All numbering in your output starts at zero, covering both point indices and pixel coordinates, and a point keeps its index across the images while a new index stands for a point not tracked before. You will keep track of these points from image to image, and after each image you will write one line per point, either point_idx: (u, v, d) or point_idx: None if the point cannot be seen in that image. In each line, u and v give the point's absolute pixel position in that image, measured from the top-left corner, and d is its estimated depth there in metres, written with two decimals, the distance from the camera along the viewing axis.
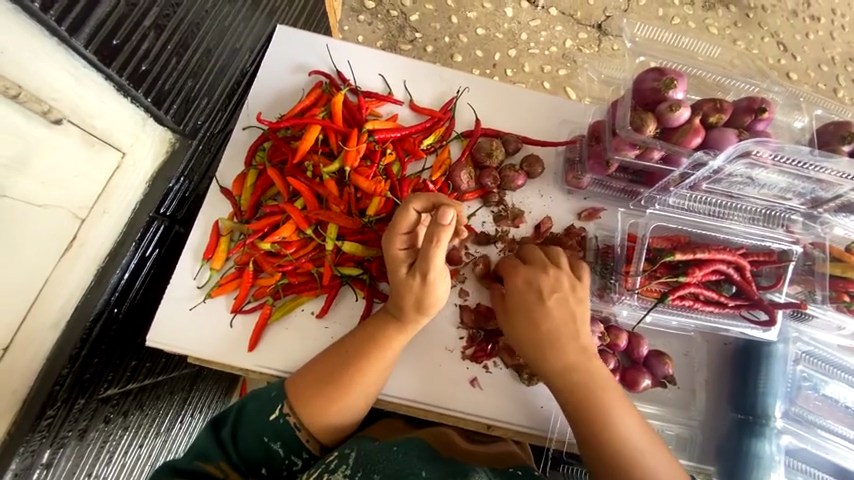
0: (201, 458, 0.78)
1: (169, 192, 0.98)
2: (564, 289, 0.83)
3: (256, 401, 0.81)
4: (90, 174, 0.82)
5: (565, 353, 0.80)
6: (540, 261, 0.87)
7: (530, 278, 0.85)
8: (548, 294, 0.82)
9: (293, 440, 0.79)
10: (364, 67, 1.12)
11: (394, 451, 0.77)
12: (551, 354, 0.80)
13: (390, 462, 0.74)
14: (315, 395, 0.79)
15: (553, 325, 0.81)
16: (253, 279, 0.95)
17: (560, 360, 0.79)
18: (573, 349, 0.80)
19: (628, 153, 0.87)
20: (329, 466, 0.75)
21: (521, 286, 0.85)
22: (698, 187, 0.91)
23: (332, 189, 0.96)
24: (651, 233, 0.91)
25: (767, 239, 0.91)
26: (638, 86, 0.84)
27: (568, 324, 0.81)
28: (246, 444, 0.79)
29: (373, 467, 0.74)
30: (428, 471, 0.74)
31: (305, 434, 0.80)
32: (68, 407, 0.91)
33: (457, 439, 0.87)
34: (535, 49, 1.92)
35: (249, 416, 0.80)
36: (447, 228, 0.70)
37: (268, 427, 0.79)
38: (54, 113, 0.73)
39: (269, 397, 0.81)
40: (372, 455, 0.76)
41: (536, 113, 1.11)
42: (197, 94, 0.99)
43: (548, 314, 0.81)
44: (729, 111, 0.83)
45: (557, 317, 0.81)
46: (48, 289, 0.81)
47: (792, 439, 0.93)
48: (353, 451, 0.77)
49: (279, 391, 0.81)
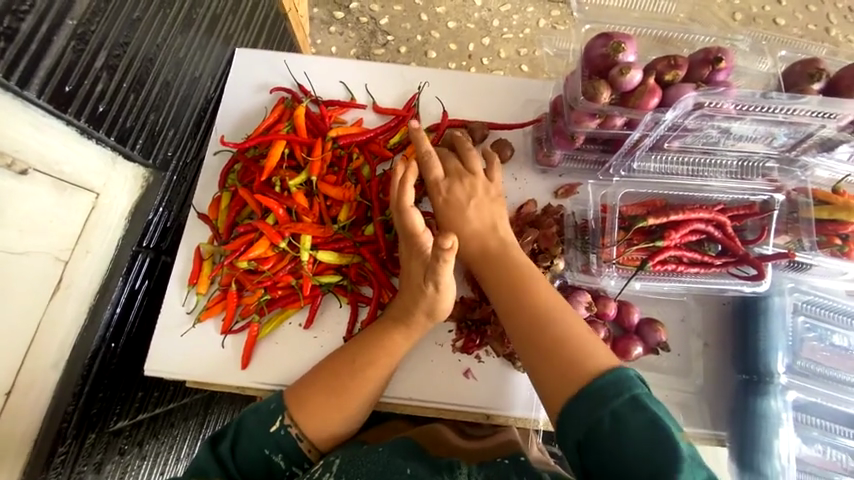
0: (198, 474, 0.76)
1: (150, 224, 1.03)
2: (480, 196, 0.87)
3: (256, 415, 0.81)
4: (66, 217, 0.84)
5: (484, 242, 0.85)
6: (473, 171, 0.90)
7: (450, 191, 0.88)
8: (466, 204, 0.87)
9: (295, 451, 0.80)
10: (323, 77, 1.13)
11: (379, 453, 0.77)
12: (470, 242, 0.86)
13: (374, 464, 0.75)
14: (317, 399, 0.80)
15: (468, 220, 0.86)
16: (237, 299, 0.96)
17: (477, 247, 0.85)
18: (491, 237, 0.86)
19: (589, 123, 0.85)
20: (313, 475, 0.75)
21: (441, 204, 0.88)
22: (664, 147, 0.88)
23: (300, 200, 0.98)
24: (623, 201, 0.90)
25: (746, 192, 0.89)
26: (588, 54, 0.82)
27: (485, 223, 0.86)
28: (246, 458, 0.78)
29: (356, 471, 0.73)
30: (413, 467, 0.74)
31: (307, 445, 0.80)
32: (80, 443, 0.95)
33: (451, 438, 0.88)
34: (508, 34, 1.90)
35: (248, 431, 0.80)
36: (451, 251, 0.69)
37: (269, 440, 0.79)
38: (18, 164, 0.74)
39: (268, 410, 0.81)
40: (356, 460, 0.76)
41: (500, 97, 1.10)
42: (163, 126, 1.02)
43: (466, 219, 0.86)
44: (685, 66, 0.81)
45: (474, 219, 0.86)
46: (42, 332, 0.84)
47: (799, 394, 0.90)
48: (338, 458, 0.76)
49: (280, 404, 0.81)
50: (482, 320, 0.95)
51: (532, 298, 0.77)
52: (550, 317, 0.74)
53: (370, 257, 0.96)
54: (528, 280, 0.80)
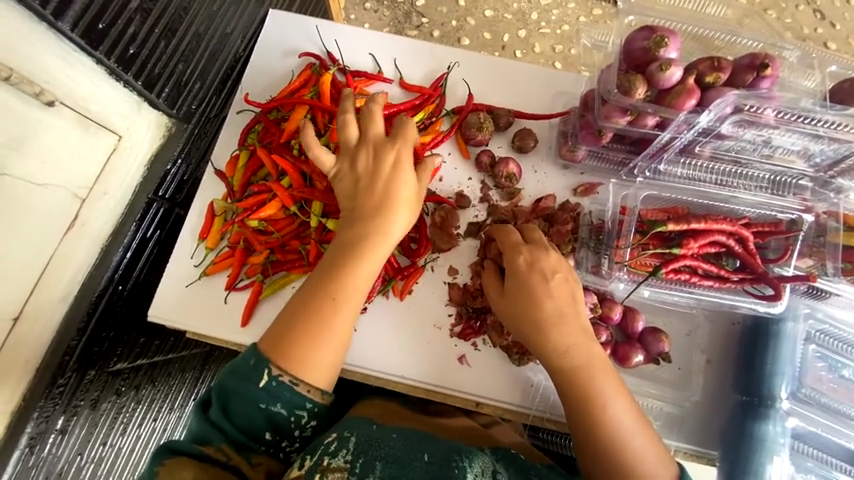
0: (200, 441, 0.75)
1: (167, 175, 1.04)
2: (564, 271, 0.80)
3: (237, 375, 0.76)
4: (87, 155, 0.86)
5: (566, 326, 0.77)
6: (541, 243, 0.82)
7: (535, 260, 0.80)
8: (551, 274, 0.79)
9: (292, 397, 0.75)
10: (353, 46, 1.12)
11: (395, 438, 0.76)
12: (552, 330, 0.76)
13: (392, 448, 0.73)
14: (305, 344, 0.75)
15: (555, 306, 0.77)
16: (245, 256, 0.97)
17: (563, 337, 0.76)
18: (573, 327, 0.77)
19: (619, 120, 0.83)
20: (328, 448, 0.72)
21: (523, 267, 0.80)
22: (694, 152, 0.86)
23: (316, 166, 0.97)
24: (643, 204, 0.88)
25: (774, 208, 0.86)
26: (628, 47, 0.79)
27: (567, 302, 0.78)
28: (242, 417, 0.75)
29: (375, 453, 0.72)
30: (430, 454, 0.74)
31: (305, 386, 0.75)
32: (80, 377, 0.98)
33: (438, 420, 0.90)
34: (546, 29, 1.85)
35: (234, 392, 0.75)
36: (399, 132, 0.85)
37: (261, 395, 0.74)
38: (47, 95, 0.77)
39: (248, 367, 0.76)
40: (372, 442, 0.74)
41: (530, 85, 1.07)
42: (190, 78, 1.03)
43: (551, 294, 0.78)
44: (728, 69, 0.78)
45: (558, 297, 0.78)
46: (54, 265, 0.86)
47: (800, 422, 0.87)
48: (353, 436, 0.74)
49: (259, 358, 0.76)
50: (483, 308, 0.95)
51: (606, 415, 0.73)
52: (613, 424, 0.72)
53: None
54: (601, 387, 0.74)
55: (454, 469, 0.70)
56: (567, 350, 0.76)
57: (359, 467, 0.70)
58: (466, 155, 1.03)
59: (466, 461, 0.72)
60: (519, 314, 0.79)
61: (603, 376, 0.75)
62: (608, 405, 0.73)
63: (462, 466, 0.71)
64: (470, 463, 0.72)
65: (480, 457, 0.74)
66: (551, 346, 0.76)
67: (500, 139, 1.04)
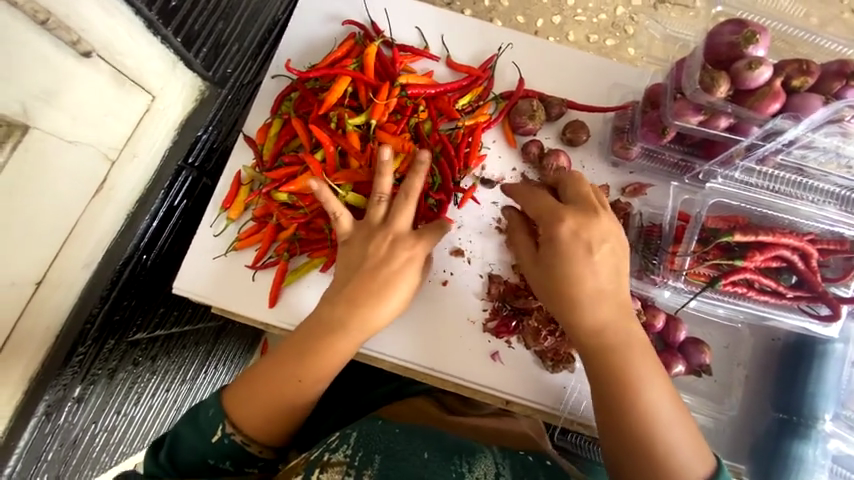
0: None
1: (197, 141, 0.98)
2: (615, 241, 0.70)
3: (193, 421, 0.72)
4: (120, 114, 0.81)
5: (602, 304, 0.68)
6: (591, 206, 0.72)
7: (582, 225, 0.69)
8: (598, 245, 0.69)
9: (243, 456, 0.71)
10: (400, 18, 1.04)
11: (397, 433, 0.71)
12: (589, 305, 0.68)
13: (392, 442, 0.68)
14: (261, 414, 0.70)
15: (598, 279, 0.69)
16: (275, 233, 0.93)
17: (596, 311, 0.68)
18: (610, 303, 0.69)
19: (691, 119, 0.78)
20: (330, 445, 0.69)
21: (567, 236, 0.69)
22: (769, 161, 0.81)
23: (354, 142, 0.91)
24: (709, 210, 0.84)
25: (840, 225, 0.82)
26: (712, 40, 0.74)
27: (611, 282, 0.69)
28: (188, 465, 0.71)
29: (375, 446, 0.67)
30: (431, 452, 0.68)
31: (256, 447, 0.71)
32: (99, 347, 0.94)
33: (447, 415, 0.86)
34: (582, 16, 1.61)
35: (185, 439, 0.71)
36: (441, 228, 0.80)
37: (210, 450, 0.71)
38: (84, 44, 0.71)
39: (206, 417, 0.72)
40: (373, 435, 0.69)
41: (584, 75, 1.01)
42: (228, 38, 0.99)
43: (596, 271, 0.68)
44: (816, 74, 0.72)
45: (603, 271, 0.69)
46: (79, 230, 0.82)
47: (841, 445, 0.86)
48: (355, 431, 0.71)
49: (216, 410, 0.72)
50: (522, 310, 0.92)
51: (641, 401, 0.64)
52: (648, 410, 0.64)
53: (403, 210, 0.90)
54: (638, 371, 0.66)
55: (452, 473, 0.65)
56: (602, 328, 0.68)
57: (358, 461, 0.65)
58: (513, 145, 0.98)
59: (466, 467, 0.67)
60: (549, 284, 0.71)
61: (642, 365, 0.66)
62: (645, 390, 0.65)
63: (461, 471, 0.65)
64: (470, 469, 0.67)
65: (482, 456, 0.71)
66: (584, 319, 0.68)
67: (549, 130, 0.99)
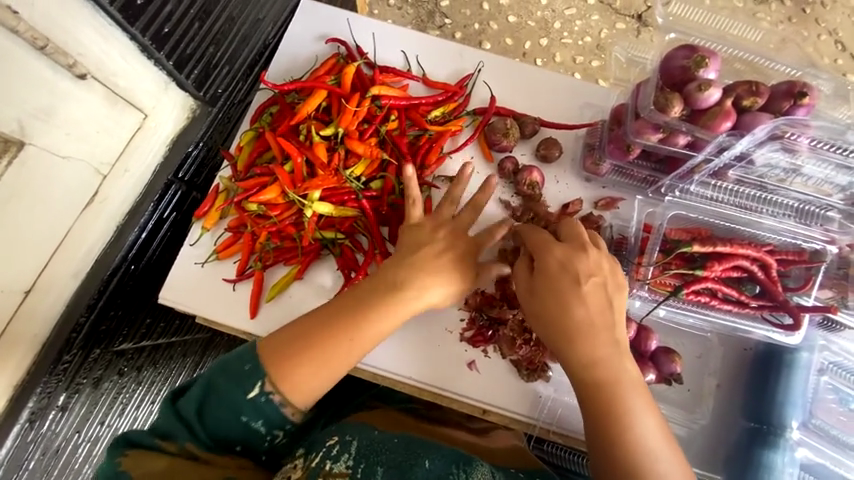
0: (163, 437, 0.69)
1: (188, 157, 1.04)
2: (603, 274, 0.72)
3: (225, 375, 0.70)
4: (111, 130, 0.87)
5: (595, 339, 0.69)
6: (580, 240, 0.74)
7: (569, 259, 0.72)
8: (585, 278, 0.71)
9: (276, 417, 0.70)
10: (383, 41, 1.10)
11: (395, 442, 0.73)
12: (581, 340, 0.69)
13: (392, 453, 0.70)
14: (305, 371, 0.70)
15: (587, 312, 0.70)
16: (253, 244, 0.96)
17: (586, 348, 0.69)
18: (603, 340, 0.70)
19: (651, 136, 0.82)
20: (330, 452, 0.69)
21: (555, 267, 0.72)
22: (724, 175, 0.86)
23: (319, 152, 0.95)
24: (669, 223, 0.88)
25: (799, 237, 0.86)
26: (666, 64, 0.79)
27: (600, 315, 0.70)
28: (214, 423, 0.69)
29: (376, 458, 0.68)
30: (431, 462, 0.69)
31: (291, 409, 0.70)
32: (85, 354, 0.98)
33: (442, 429, 0.90)
34: (568, 39, 1.69)
35: (217, 391, 0.70)
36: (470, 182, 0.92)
37: (247, 407, 0.69)
38: (79, 68, 0.77)
39: (242, 371, 0.70)
40: (374, 446, 0.71)
41: (558, 95, 1.07)
42: (219, 61, 1.05)
43: (584, 302, 0.70)
44: (765, 94, 0.77)
45: (592, 304, 0.70)
46: (71, 239, 0.87)
47: (809, 453, 0.87)
48: (355, 440, 0.72)
49: (255, 364, 0.70)
50: (497, 319, 0.94)
51: (627, 434, 0.65)
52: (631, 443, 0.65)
53: (369, 214, 0.96)
54: (627, 405, 0.67)
55: None
56: (594, 363, 0.69)
57: (362, 473, 0.66)
58: (490, 159, 1.02)
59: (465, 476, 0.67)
60: (543, 318, 0.72)
61: (632, 398, 0.67)
62: (631, 423, 0.66)
63: None
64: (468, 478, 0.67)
65: (478, 464, 0.71)
66: (576, 356, 0.70)
67: (524, 147, 1.03)
